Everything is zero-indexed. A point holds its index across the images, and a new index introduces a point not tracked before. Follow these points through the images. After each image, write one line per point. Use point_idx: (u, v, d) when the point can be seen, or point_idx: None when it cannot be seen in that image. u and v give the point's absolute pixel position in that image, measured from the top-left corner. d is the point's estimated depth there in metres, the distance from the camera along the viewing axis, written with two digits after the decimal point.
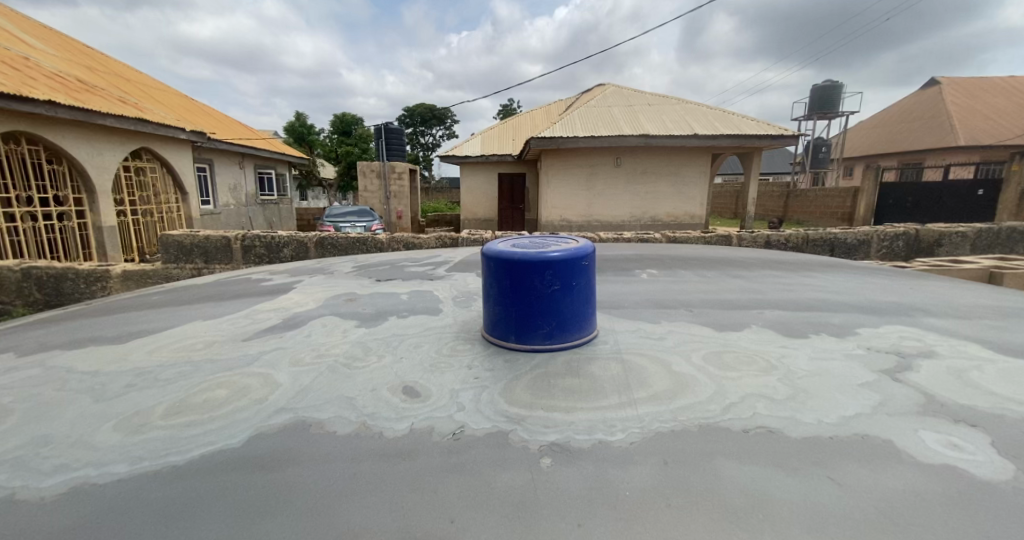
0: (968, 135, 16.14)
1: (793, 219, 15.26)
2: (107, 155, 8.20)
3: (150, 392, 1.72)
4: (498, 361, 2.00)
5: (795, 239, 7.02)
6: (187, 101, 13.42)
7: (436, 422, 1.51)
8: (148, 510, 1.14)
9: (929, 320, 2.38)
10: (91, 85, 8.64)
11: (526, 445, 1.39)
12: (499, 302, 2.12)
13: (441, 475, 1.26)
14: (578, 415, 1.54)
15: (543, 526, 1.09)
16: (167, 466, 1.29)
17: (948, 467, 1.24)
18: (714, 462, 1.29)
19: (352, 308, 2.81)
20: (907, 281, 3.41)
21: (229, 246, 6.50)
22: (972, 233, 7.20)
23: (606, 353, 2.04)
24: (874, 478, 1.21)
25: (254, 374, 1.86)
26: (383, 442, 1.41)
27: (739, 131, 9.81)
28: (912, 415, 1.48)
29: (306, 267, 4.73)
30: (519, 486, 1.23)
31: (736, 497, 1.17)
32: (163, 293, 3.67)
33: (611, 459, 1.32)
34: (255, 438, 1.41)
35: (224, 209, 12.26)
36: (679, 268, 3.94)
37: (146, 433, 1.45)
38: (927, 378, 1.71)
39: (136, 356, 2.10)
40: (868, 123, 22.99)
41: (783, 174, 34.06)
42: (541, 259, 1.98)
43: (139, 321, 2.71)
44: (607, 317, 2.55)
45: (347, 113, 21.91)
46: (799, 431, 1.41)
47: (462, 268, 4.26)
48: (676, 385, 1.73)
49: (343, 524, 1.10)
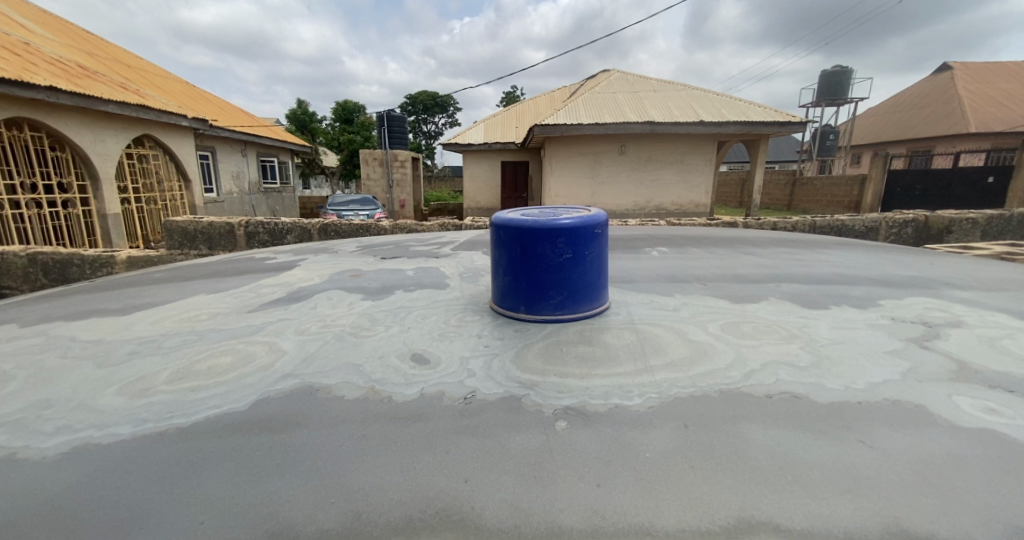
0: (979, 122, 15.78)
1: (799, 208, 15.02)
2: (110, 142, 8.13)
3: (154, 358, 1.68)
4: (508, 330, 1.95)
5: (800, 226, 6.93)
6: (188, 87, 13.27)
7: (447, 386, 1.47)
8: (153, 470, 1.10)
9: (953, 291, 2.31)
10: (91, 71, 8.52)
11: (539, 409, 1.34)
12: (508, 272, 2.06)
13: (453, 437, 1.22)
14: (593, 381, 1.49)
15: (559, 486, 1.05)
16: (173, 427, 1.25)
17: (986, 430, 1.18)
18: (738, 426, 1.24)
19: (358, 283, 2.77)
20: (925, 258, 3.32)
21: (232, 232, 6.43)
22: (982, 220, 7.01)
23: (618, 324, 1.98)
24: (908, 441, 1.15)
25: (259, 343, 1.82)
26: (392, 406, 1.36)
27: (746, 117, 9.61)
28: (945, 380, 1.42)
29: (308, 248, 4.67)
30: (534, 448, 1.18)
31: (762, 460, 1.11)
32: (165, 271, 3.63)
33: (630, 422, 1.27)
34: (261, 402, 1.37)
35: (227, 196, 12.20)
36: (689, 247, 3.87)
37: (150, 396, 1.41)
38: (956, 346, 1.65)
39: (139, 326, 2.06)
40: (877, 109, 22.47)
41: (789, 162, 33.53)
42: (552, 226, 1.91)
43: (142, 295, 2.68)
44: (619, 290, 2.49)
45: (349, 100, 21.68)
46: (826, 396, 1.35)
47: (467, 247, 4.21)
48: (693, 352, 1.68)
49: (353, 484, 1.05)
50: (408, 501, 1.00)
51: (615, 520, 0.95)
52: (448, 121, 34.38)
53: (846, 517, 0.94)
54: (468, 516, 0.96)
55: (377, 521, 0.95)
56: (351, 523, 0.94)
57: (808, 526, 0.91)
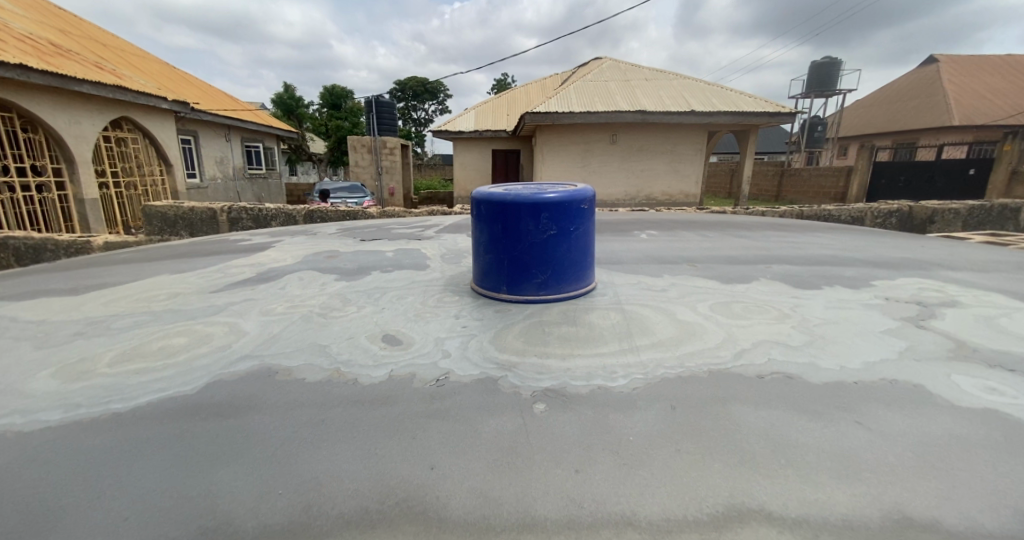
0: (963, 115, 15.86)
1: (787, 199, 14.99)
2: (86, 123, 7.73)
3: (99, 339, 1.54)
4: (489, 311, 1.84)
5: (788, 215, 6.88)
6: (168, 68, 12.76)
7: (419, 369, 1.36)
8: (79, 460, 0.97)
9: (946, 272, 2.28)
10: (64, 49, 8.08)
11: (517, 392, 1.24)
12: (490, 249, 1.95)
13: (420, 421, 1.12)
14: (575, 362, 1.39)
15: (535, 473, 0.95)
16: (108, 413, 1.13)
17: (989, 410, 1.11)
18: (729, 408, 1.15)
19: (334, 264, 2.64)
20: (913, 242, 3.29)
21: (214, 218, 6.17)
22: (965, 210, 6.94)
23: (604, 305, 1.88)
24: (908, 422, 1.08)
25: (219, 323, 1.69)
26: (358, 388, 1.25)
27: (738, 107, 9.50)
28: (942, 359, 1.36)
29: (286, 230, 4.49)
30: (510, 432, 1.08)
31: (753, 443, 1.03)
32: (132, 251, 3.41)
33: (612, 404, 1.18)
34: (213, 385, 1.25)
35: (211, 182, 11.82)
36: (680, 230, 3.78)
37: (87, 379, 1.28)
38: (952, 325, 1.60)
39: (88, 306, 1.90)
40: (864, 100, 22.42)
41: (778, 155, 33.65)
42: (536, 200, 1.80)
43: (101, 276, 2.50)
44: (606, 272, 2.39)
45: (337, 84, 20.93)
46: (820, 377, 1.28)
47: (452, 229, 4.08)
48: (683, 332, 1.59)
49: (307, 472, 0.95)
50: (365, 491, 0.90)
51: (593, 509, 0.86)
52: (439, 109, 33.73)
53: (844, 503, 0.86)
54: (433, 506, 0.87)
55: (329, 514, 0.85)
56: (299, 517, 0.84)
57: (804, 514, 0.83)
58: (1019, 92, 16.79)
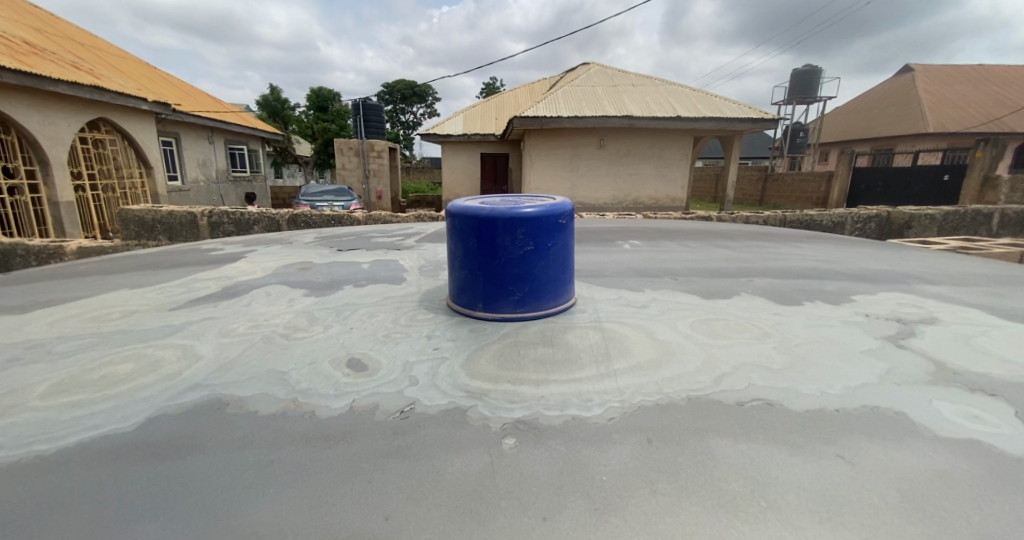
0: (937, 122, 16.34)
1: (770, 204, 15.21)
2: (61, 124, 7.48)
3: (36, 367, 1.43)
4: (463, 330, 1.77)
5: (771, 220, 6.94)
6: (148, 68, 12.45)
7: (383, 399, 1.28)
8: None
9: (924, 286, 2.27)
10: (38, 48, 7.80)
11: (486, 424, 1.17)
12: (465, 265, 1.87)
13: (379, 461, 1.04)
14: (549, 389, 1.32)
15: (497, 521, 0.88)
16: (30, 456, 1.02)
17: (973, 442, 1.07)
18: (707, 440, 1.09)
19: (306, 277, 2.53)
20: (892, 252, 3.32)
21: (194, 222, 5.98)
22: (941, 216, 7.10)
23: (583, 323, 1.82)
24: (893, 456, 1.03)
25: (171, 346, 1.58)
26: (314, 423, 1.17)
27: (722, 113, 9.61)
28: (923, 384, 1.32)
29: (264, 238, 4.37)
30: (474, 473, 1.00)
31: (733, 482, 0.97)
32: (96, 262, 3.25)
33: (585, 437, 1.11)
34: (155, 421, 1.15)
35: (193, 184, 11.51)
36: (664, 239, 3.76)
37: (13, 415, 1.17)
38: (932, 345, 1.57)
39: (33, 328, 1.78)
40: (843, 108, 22.99)
41: (761, 160, 34.25)
42: (512, 215, 1.73)
43: (56, 291, 2.36)
44: (587, 285, 2.33)
45: (323, 87, 20.72)
46: (801, 404, 1.23)
47: (434, 238, 4.00)
48: (661, 354, 1.53)
49: (245, 526, 0.86)
50: None
51: None
52: (426, 113, 33.62)
53: None
54: None
55: None
56: None
57: None
58: (989, 101, 17.39)
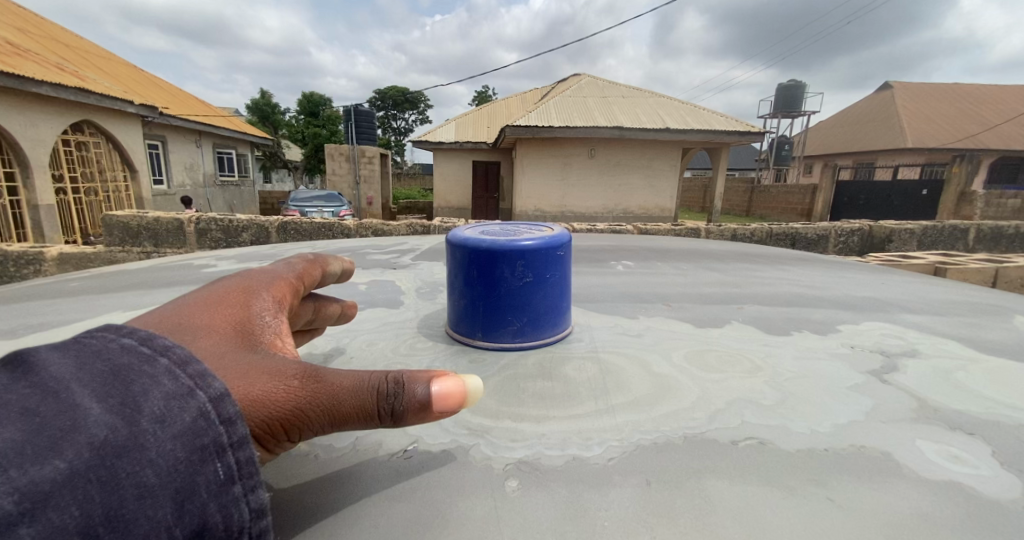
0: (916, 139, 16.89)
1: (756, 214, 15.51)
2: (43, 127, 7.37)
3: None
4: (462, 361, 1.79)
5: (757, 233, 7.08)
6: (136, 71, 12.35)
7: (386, 437, 1.30)
8: None
9: (905, 315, 2.36)
10: (22, 49, 7.69)
11: (489, 464, 1.19)
12: (465, 294, 1.90)
13: (386, 505, 1.06)
14: (550, 426, 1.35)
15: None
16: None
17: (955, 485, 1.12)
18: (704, 483, 1.13)
19: None
20: (876, 275, 3.43)
21: (181, 228, 5.91)
22: (919, 230, 7.33)
23: (580, 353, 1.85)
24: (879, 499, 1.08)
25: None
26: (319, 464, 1.18)
27: (710, 127, 9.81)
28: (907, 422, 1.38)
29: (256, 252, 4.35)
30: (479, 517, 1.03)
31: (729, 527, 1.00)
32: (84, 278, 3.21)
33: (587, 479, 1.14)
34: None
35: (179, 189, 11.38)
36: (656, 259, 3.82)
37: None
38: (915, 380, 1.64)
39: None
40: (827, 122, 23.63)
41: (748, 170, 34.92)
42: (512, 247, 1.77)
43: (44, 312, 2.33)
44: (582, 311, 2.37)
45: (315, 92, 20.71)
46: (791, 443, 1.28)
47: (429, 255, 4.02)
48: (657, 389, 1.57)
49: None
50: None
51: None
52: (418, 119, 33.69)
53: None
54: None
55: None
56: None
57: None
58: (963, 120, 18.07)
